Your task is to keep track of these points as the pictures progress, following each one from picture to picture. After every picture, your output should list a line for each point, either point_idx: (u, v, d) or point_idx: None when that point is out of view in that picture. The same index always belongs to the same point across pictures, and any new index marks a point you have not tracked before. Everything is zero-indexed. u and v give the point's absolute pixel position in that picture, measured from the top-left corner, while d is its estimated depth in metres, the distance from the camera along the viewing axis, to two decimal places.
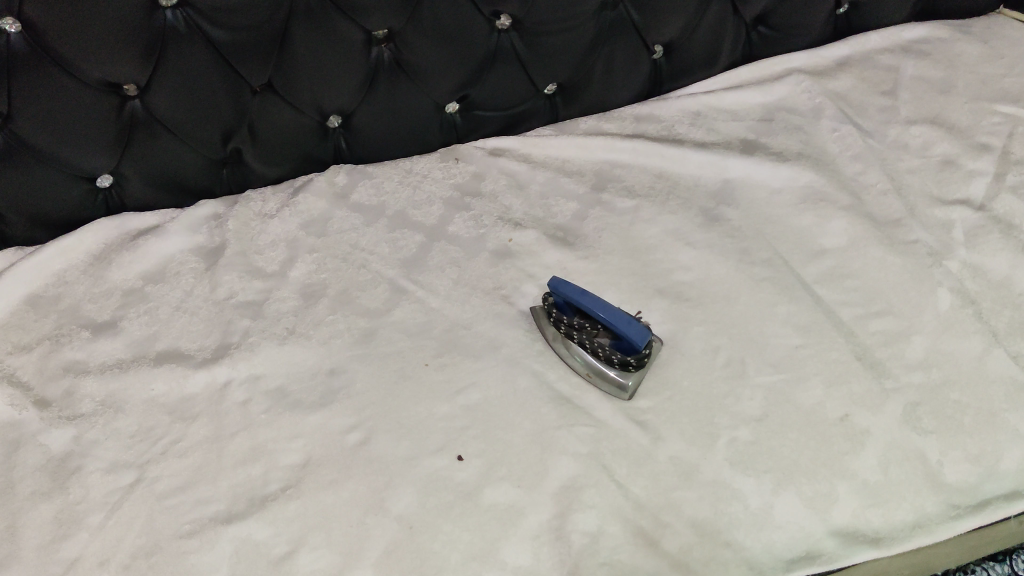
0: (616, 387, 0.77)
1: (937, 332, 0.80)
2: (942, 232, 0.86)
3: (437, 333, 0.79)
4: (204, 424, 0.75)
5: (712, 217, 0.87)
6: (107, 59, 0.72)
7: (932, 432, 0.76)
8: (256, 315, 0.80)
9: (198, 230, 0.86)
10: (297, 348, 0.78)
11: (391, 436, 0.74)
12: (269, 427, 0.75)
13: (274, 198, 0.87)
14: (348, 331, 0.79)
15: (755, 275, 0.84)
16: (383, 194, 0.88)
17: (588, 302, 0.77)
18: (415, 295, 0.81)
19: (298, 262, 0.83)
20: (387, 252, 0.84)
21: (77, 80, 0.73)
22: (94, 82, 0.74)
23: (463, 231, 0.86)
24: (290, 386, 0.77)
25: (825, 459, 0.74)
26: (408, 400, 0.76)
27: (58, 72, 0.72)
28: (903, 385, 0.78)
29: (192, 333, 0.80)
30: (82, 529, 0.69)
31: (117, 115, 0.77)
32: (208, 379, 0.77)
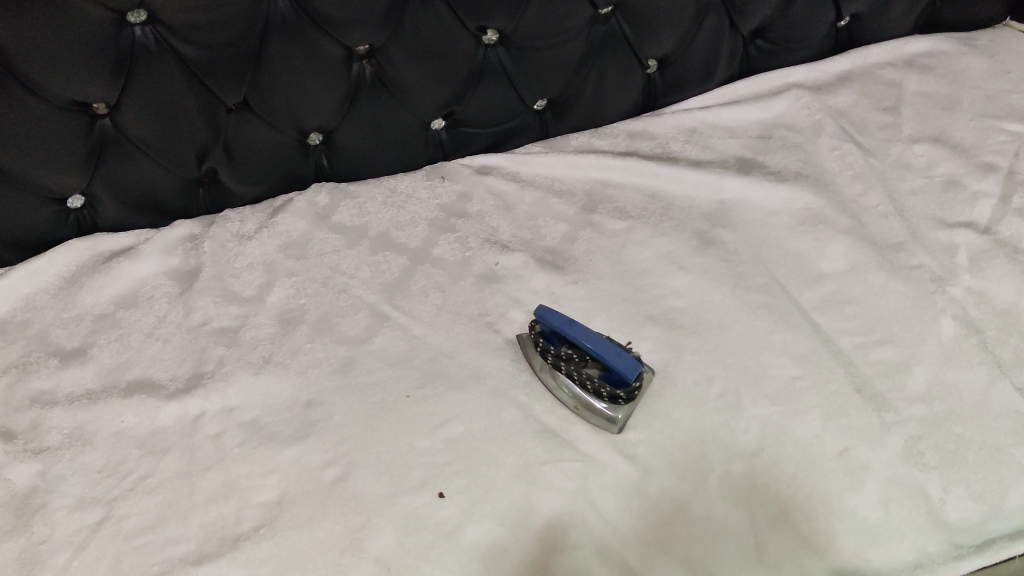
0: (605, 421, 0.73)
1: (940, 361, 0.77)
2: (946, 256, 0.83)
3: (420, 362, 0.76)
4: (175, 459, 0.72)
5: (706, 240, 0.84)
6: (74, 78, 0.69)
7: (934, 469, 0.72)
8: (231, 343, 0.77)
9: (173, 252, 0.83)
10: (273, 378, 0.75)
11: (369, 472, 0.71)
12: (243, 462, 0.71)
13: (252, 218, 0.84)
14: (326, 360, 0.76)
15: (751, 302, 0.80)
16: (365, 214, 0.85)
17: (575, 332, 0.74)
18: (397, 322, 0.78)
19: (276, 286, 0.80)
20: (369, 276, 0.81)
21: (43, 100, 0.69)
22: (61, 101, 0.70)
23: (448, 254, 0.83)
24: (266, 419, 0.73)
25: (822, 496, 0.71)
26: (388, 434, 0.73)
27: (24, 93, 0.68)
28: (904, 418, 0.75)
29: (165, 361, 0.76)
30: (45, 570, 0.66)
31: (86, 135, 0.74)
32: (180, 410, 0.74)
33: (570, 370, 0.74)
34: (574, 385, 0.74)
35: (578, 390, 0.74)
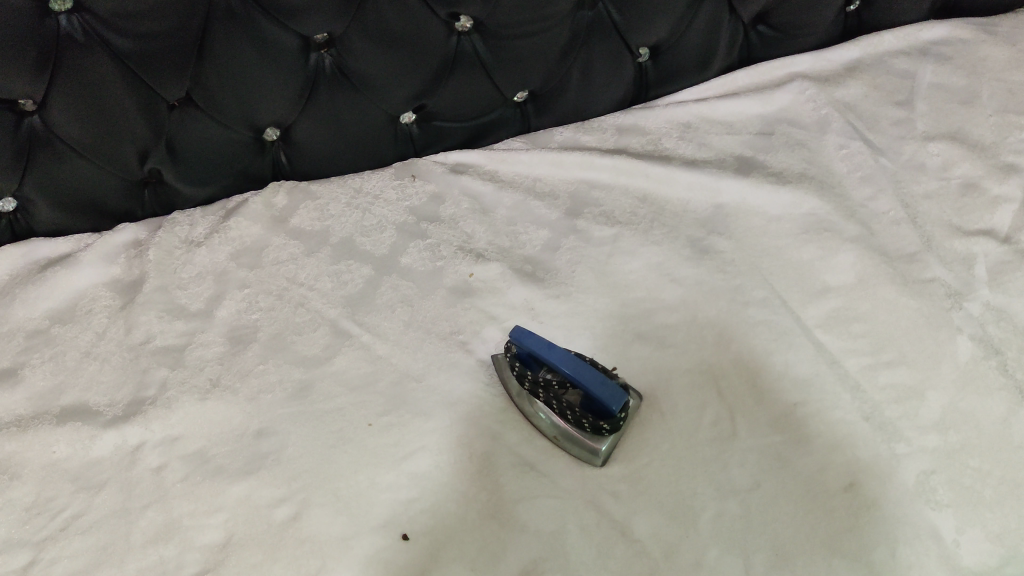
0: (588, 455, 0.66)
1: (957, 387, 0.70)
2: (963, 268, 0.75)
3: (384, 386, 0.69)
4: (111, 495, 0.65)
5: (701, 249, 0.77)
6: None
7: (947, 506, 0.65)
8: (176, 363, 0.70)
9: (116, 260, 0.75)
10: (221, 405, 0.68)
11: (325, 511, 0.64)
12: (186, 499, 0.65)
13: (203, 223, 0.77)
14: (280, 384, 0.69)
15: (749, 319, 0.73)
16: (327, 217, 0.77)
17: (552, 356, 0.66)
18: (359, 340, 0.71)
19: (226, 300, 0.73)
20: (329, 288, 0.74)
21: None
22: None
23: (417, 263, 0.75)
24: (212, 450, 0.67)
25: (824, 538, 0.64)
26: (347, 468, 0.66)
27: None
28: (916, 450, 0.68)
29: (103, 384, 0.69)
30: None
31: (12, 135, 0.66)
32: (118, 440, 0.67)
33: (547, 398, 0.67)
34: (554, 414, 0.67)
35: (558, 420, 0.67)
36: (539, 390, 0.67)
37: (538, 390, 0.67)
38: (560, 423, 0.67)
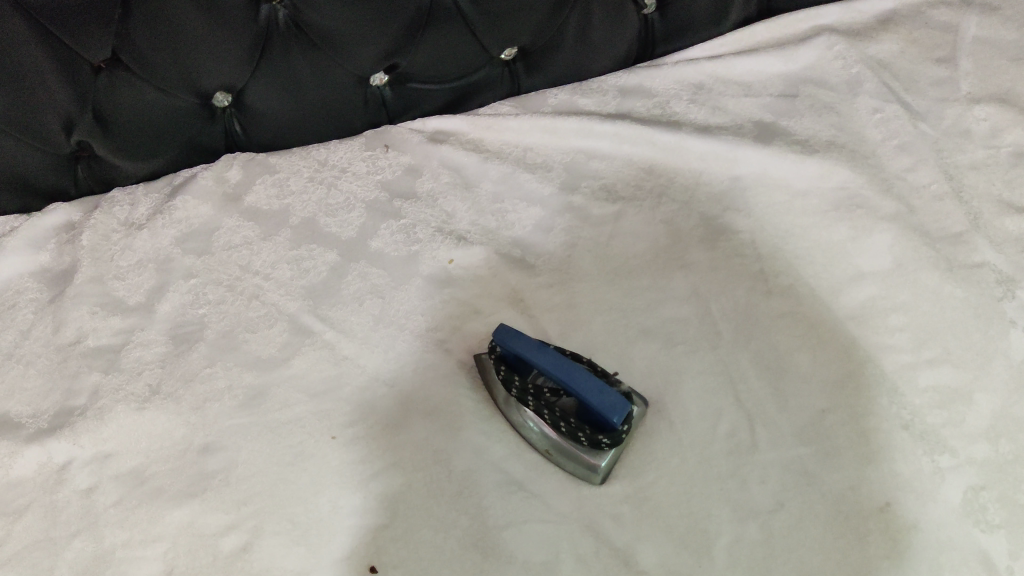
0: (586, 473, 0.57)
1: (1011, 388, 0.61)
2: (1016, 249, 0.66)
3: (350, 393, 0.60)
4: (32, 523, 0.56)
5: (715, 229, 0.67)
6: None
7: (1000, 528, 0.56)
8: (109, 367, 0.61)
9: (45, 246, 0.66)
10: (161, 416, 0.59)
11: (280, 541, 0.55)
12: (118, 527, 0.56)
13: (145, 202, 0.68)
14: (229, 391, 0.60)
15: (770, 311, 0.64)
16: (287, 194, 0.68)
17: (540, 360, 0.56)
18: (322, 338, 0.62)
19: (168, 292, 0.63)
20: (288, 277, 0.64)
21: None
22: None
23: (389, 247, 0.65)
24: (150, 468, 0.58)
25: (858, 567, 0.55)
26: (306, 489, 0.57)
27: None
28: (963, 462, 0.59)
29: (27, 392, 0.60)
30: None
31: None
32: (42, 457, 0.58)
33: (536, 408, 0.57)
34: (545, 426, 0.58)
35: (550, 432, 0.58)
36: (527, 398, 0.58)
37: (525, 399, 0.58)
38: (552, 436, 0.58)
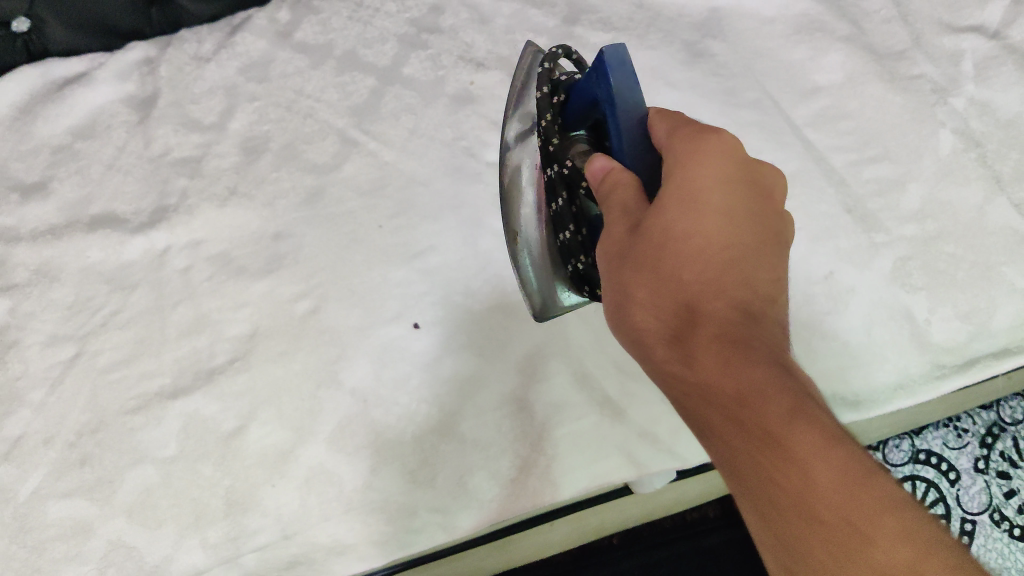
0: (524, 260, 0.69)
1: (936, 178, 0.75)
2: (950, 63, 0.79)
3: (392, 190, 0.74)
4: (144, 295, 0.71)
5: (696, 52, 0.79)
6: None
7: (921, 289, 0.71)
8: (195, 173, 0.74)
9: (128, 77, 0.78)
10: (239, 210, 0.73)
11: (343, 304, 0.70)
12: (212, 296, 0.71)
13: (211, 39, 0.79)
14: (294, 190, 0.74)
15: (741, 119, 0.77)
16: (330, 31, 0.80)
17: (610, 131, 0.52)
18: (367, 148, 0.75)
19: (237, 113, 0.76)
20: (336, 99, 0.77)
21: None
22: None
23: (419, 73, 0.78)
24: (234, 252, 0.72)
25: (804, 320, 0.70)
26: (360, 265, 0.72)
27: None
28: (894, 239, 0.73)
29: (126, 194, 0.74)
30: (24, 405, 0.68)
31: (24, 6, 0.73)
32: (146, 244, 0.72)
33: (553, 160, 0.60)
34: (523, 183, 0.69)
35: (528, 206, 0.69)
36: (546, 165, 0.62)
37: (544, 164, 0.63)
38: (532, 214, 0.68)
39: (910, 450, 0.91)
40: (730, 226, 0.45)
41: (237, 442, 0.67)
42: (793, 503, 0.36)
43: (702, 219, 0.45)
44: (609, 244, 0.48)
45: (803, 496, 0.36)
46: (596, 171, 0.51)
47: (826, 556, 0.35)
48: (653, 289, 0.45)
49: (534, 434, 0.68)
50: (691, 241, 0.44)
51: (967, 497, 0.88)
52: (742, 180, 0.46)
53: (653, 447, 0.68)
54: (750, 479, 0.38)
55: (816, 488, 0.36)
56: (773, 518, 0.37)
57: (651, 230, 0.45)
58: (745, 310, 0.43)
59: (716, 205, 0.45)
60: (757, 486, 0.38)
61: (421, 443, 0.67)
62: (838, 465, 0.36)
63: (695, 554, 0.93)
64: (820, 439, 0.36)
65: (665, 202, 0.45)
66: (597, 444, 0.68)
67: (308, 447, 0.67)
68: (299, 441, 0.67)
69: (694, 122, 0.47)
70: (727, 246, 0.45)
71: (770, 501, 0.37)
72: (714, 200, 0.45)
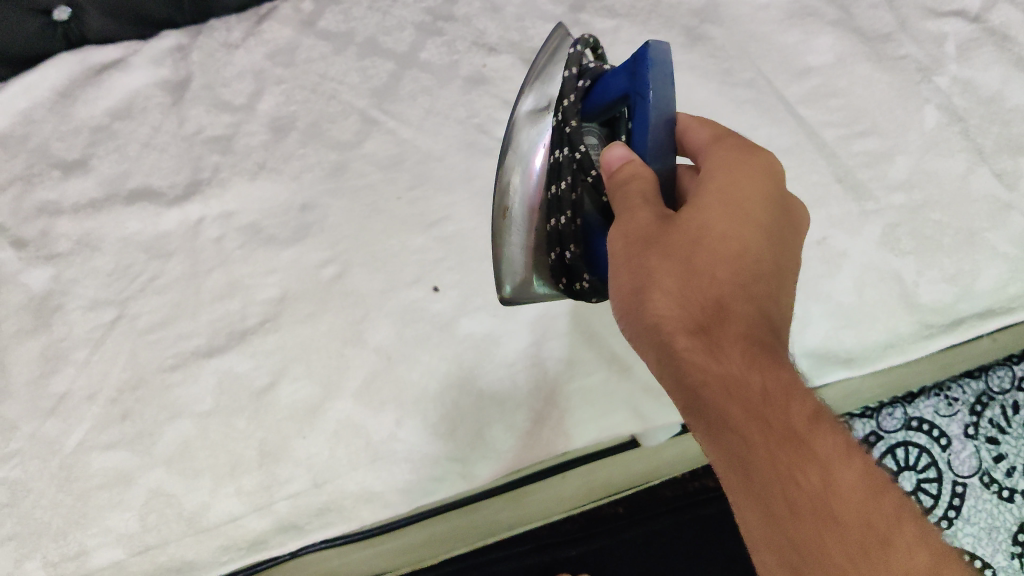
0: (508, 242, 0.64)
1: (921, 151, 0.80)
2: (935, 45, 0.84)
3: (411, 165, 0.79)
4: (180, 262, 0.76)
5: (695, 36, 0.84)
6: None
7: (910, 254, 0.76)
8: (226, 150, 0.79)
9: (161, 63, 0.83)
10: (268, 183, 0.78)
11: (366, 270, 0.75)
12: (244, 263, 0.75)
13: (239, 27, 0.85)
14: (319, 165, 0.79)
15: (737, 97, 0.82)
16: (351, 19, 0.85)
17: (634, 121, 0.52)
18: (387, 126, 0.81)
19: (265, 95, 0.82)
20: (357, 81, 0.82)
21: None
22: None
23: (435, 58, 0.83)
24: (263, 222, 0.77)
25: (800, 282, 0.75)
26: (381, 233, 0.76)
27: None
28: (883, 207, 0.77)
29: (162, 170, 0.79)
30: (68, 364, 0.72)
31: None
32: (182, 216, 0.77)
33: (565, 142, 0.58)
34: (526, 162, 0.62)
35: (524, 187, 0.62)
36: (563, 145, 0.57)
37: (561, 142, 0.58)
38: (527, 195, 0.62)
39: (902, 418, 0.94)
40: (763, 239, 0.47)
41: (268, 397, 0.71)
42: (813, 504, 0.38)
43: (741, 233, 0.46)
44: (629, 233, 0.48)
45: (823, 500, 0.38)
46: (611, 159, 0.51)
47: (841, 554, 0.37)
48: (680, 280, 0.45)
49: (546, 387, 0.72)
50: (732, 250, 0.46)
51: (957, 462, 0.92)
52: (779, 206, 0.48)
53: (657, 403, 0.72)
54: (763, 477, 0.39)
55: (834, 490, 0.39)
56: (784, 520, 0.39)
57: (688, 232, 0.46)
58: (774, 325, 0.44)
59: (756, 222, 0.47)
60: (773, 488, 0.39)
61: (442, 397, 0.71)
62: (854, 474, 0.39)
63: (698, 520, 0.96)
64: (839, 449, 0.40)
65: (701, 210, 0.47)
66: (605, 398, 0.72)
67: (335, 401, 0.71)
68: (327, 395, 0.71)
69: (739, 140, 0.50)
70: (763, 260, 0.46)
71: (784, 498, 0.39)
72: (754, 216, 0.47)
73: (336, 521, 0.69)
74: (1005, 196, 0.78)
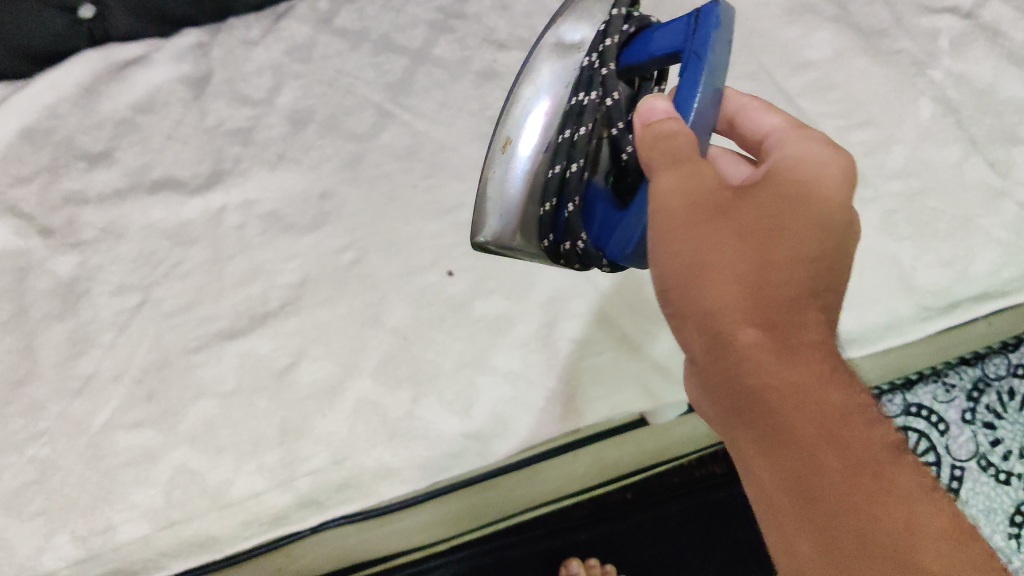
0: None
1: (917, 140, 0.82)
2: (928, 40, 0.87)
3: (425, 155, 0.82)
4: (203, 248, 0.78)
5: None
6: None
7: (906, 239, 0.79)
8: (246, 141, 0.83)
9: (183, 59, 0.86)
10: (288, 173, 0.81)
11: (382, 255, 0.78)
12: (265, 249, 0.78)
13: (257, 25, 0.88)
14: (337, 155, 0.82)
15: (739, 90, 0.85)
16: (366, 18, 0.88)
17: (681, 75, 0.47)
18: (401, 119, 0.84)
19: (284, 89, 0.85)
20: (373, 77, 0.85)
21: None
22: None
23: (448, 53, 0.86)
24: (283, 210, 0.80)
25: None
26: (398, 220, 0.80)
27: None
28: (881, 194, 0.80)
29: (184, 161, 0.82)
30: (95, 346, 0.74)
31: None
32: (204, 205, 0.80)
33: None
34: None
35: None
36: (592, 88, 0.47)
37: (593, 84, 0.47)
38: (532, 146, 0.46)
39: (902, 404, 0.97)
40: (832, 251, 0.46)
41: (289, 377, 0.74)
42: (887, 541, 0.42)
43: (811, 243, 0.45)
44: (678, 209, 0.45)
45: (897, 540, 0.42)
46: (652, 110, 0.45)
47: None
48: (749, 287, 0.44)
49: (558, 365, 0.75)
50: (801, 265, 0.45)
51: (956, 447, 0.95)
52: (846, 215, 0.46)
53: (667, 381, 0.74)
54: (830, 499, 0.43)
55: (911, 533, 0.42)
56: (849, 554, 0.42)
57: (755, 235, 0.45)
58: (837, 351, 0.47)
59: (824, 232, 0.45)
60: (845, 522, 0.43)
61: (457, 375, 0.74)
62: (923, 515, 0.43)
63: (705, 506, 0.99)
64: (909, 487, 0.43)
65: (772, 211, 0.45)
66: (615, 376, 0.74)
67: (354, 379, 0.74)
68: (346, 374, 0.74)
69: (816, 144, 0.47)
70: (829, 281, 0.46)
71: (856, 534, 0.42)
72: (821, 225, 0.45)
73: (355, 497, 0.70)
74: (998, 183, 0.81)
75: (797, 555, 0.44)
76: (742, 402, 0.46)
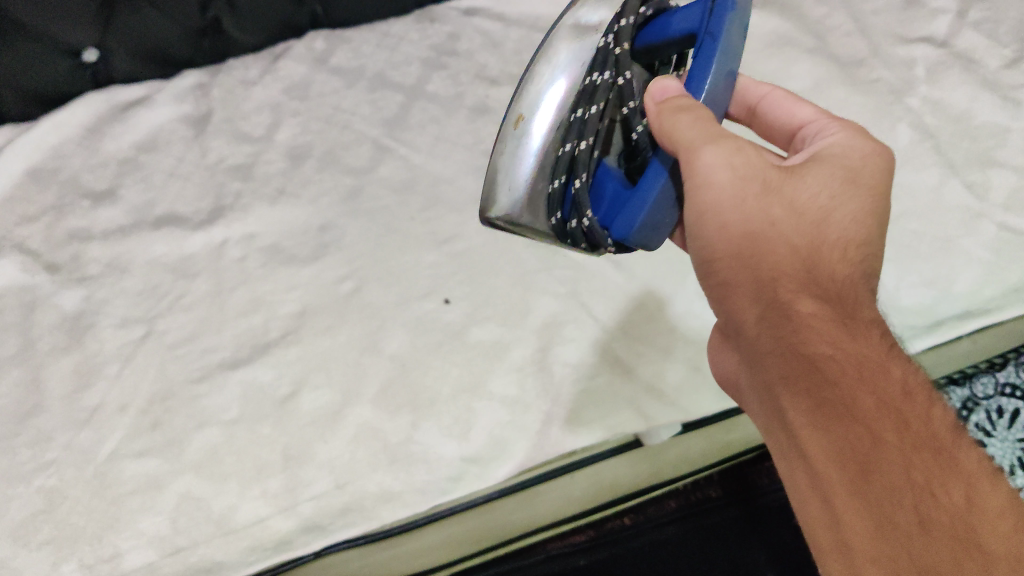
0: (504, 151, 0.57)
1: (897, 164, 0.85)
2: (905, 68, 0.91)
3: (422, 188, 0.86)
4: (205, 281, 0.81)
5: None
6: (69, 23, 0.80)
7: (888, 260, 0.81)
8: (246, 176, 0.86)
9: (184, 99, 0.90)
10: (288, 207, 0.84)
11: (381, 284, 0.81)
12: (266, 280, 0.81)
13: (256, 66, 0.92)
14: (335, 189, 0.85)
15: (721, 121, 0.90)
16: (360, 57, 0.93)
17: (696, 57, 0.52)
18: (397, 153, 0.87)
19: (283, 126, 0.89)
20: (369, 113, 0.90)
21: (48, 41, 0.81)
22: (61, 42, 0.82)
23: (441, 90, 0.91)
24: (284, 243, 0.83)
25: None
26: (396, 250, 0.82)
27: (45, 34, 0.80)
28: None
29: (186, 198, 0.85)
30: (100, 378, 0.76)
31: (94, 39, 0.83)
32: (207, 239, 0.83)
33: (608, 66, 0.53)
34: (560, 73, 0.57)
35: (545, 104, 0.56)
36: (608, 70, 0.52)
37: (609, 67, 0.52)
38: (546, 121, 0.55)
39: None
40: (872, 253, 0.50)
41: (291, 404, 0.75)
42: (950, 514, 0.41)
43: (855, 239, 0.49)
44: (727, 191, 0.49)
45: (958, 512, 0.41)
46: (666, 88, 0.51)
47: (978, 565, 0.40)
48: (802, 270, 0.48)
49: (553, 389, 0.76)
50: (847, 258, 0.49)
51: None
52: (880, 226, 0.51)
53: (659, 402, 0.75)
54: (887, 476, 0.42)
55: (973, 507, 0.41)
56: (909, 526, 0.41)
57: (806, 223, 0.49)
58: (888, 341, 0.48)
59: (865, 234, 0.50)
60: (903, 489, 0.42)
61: (455, 401, 0.75)
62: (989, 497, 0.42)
63: (702, 528, 1.01)
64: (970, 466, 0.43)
65: (821, 202, 0.50)
66: (608, 398, 0.76)
67: (354, 406, 0.75)
68: (346, 401, 0.75)
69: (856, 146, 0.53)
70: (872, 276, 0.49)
71: (915, 508, 0.41)
72: (863, 227, 0.50)
73: (358, 521, 0.70)
74: (975, 205, 0.83)
75: (851, 542, 0.43)
76: (798, 377, 0.46)
